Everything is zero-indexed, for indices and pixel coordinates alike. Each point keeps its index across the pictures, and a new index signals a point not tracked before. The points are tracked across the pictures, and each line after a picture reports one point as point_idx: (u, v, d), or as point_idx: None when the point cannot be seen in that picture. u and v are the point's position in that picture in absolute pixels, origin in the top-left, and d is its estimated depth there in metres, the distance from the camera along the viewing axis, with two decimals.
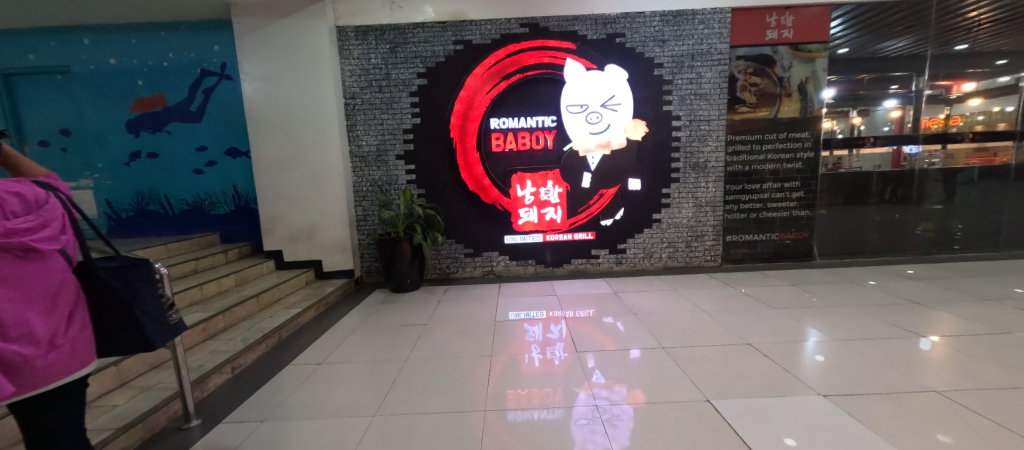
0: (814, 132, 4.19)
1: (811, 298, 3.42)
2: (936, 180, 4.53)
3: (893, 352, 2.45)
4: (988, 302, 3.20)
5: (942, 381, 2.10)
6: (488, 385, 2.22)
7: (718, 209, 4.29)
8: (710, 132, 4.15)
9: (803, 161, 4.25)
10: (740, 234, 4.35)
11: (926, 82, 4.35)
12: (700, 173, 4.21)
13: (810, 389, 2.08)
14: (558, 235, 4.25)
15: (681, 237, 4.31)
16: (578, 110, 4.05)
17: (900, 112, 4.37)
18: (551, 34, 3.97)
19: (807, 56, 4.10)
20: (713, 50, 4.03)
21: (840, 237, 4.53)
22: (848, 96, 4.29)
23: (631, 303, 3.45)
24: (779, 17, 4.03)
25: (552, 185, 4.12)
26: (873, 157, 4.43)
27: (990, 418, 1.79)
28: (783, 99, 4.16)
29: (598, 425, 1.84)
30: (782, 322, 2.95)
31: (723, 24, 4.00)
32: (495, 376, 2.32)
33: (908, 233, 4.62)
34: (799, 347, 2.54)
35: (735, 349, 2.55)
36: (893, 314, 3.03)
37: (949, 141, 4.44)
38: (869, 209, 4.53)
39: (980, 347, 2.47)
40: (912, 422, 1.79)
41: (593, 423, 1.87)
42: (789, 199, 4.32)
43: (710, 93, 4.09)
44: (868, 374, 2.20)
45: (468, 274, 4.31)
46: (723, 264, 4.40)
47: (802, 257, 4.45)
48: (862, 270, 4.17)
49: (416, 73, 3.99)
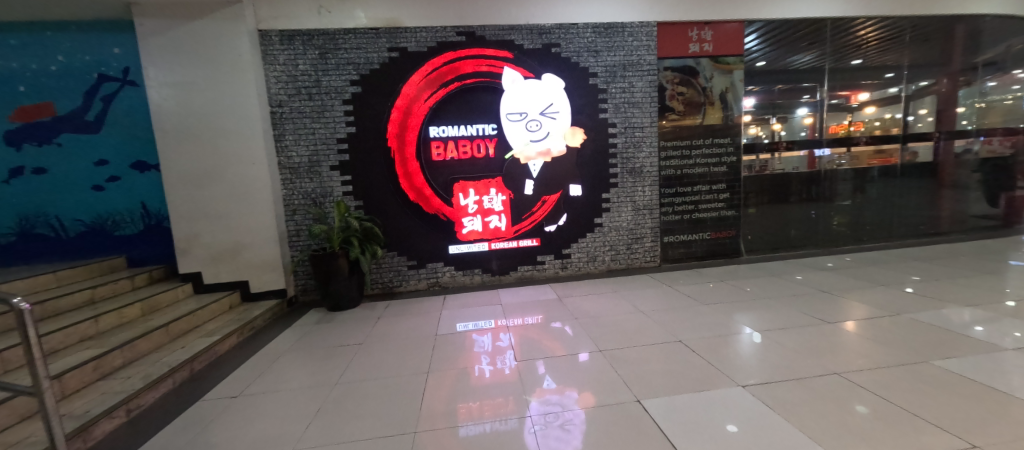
0: (735, 138, 4.53)
1: (739, 292, 3.66)
2: (843, 180, 5.06)
3: (807, 339, 2.66)
4: (883, 289, 3.59)
5: (848, 364, 2.31)
6: (440, 401, 2.13)
7: (654, 212, 4.48)
8: (643, 138, 4.35)
9: (727, 165, 4.57)
10: (675, 235, 4.58)
11: (828, 93, 4.86)
12: (637, 178, 4.39)
13: (734, 381, 2.19)
14: (503, 243, 4.23)
15: (622, 240, 4.46)
16: (517, 118, 4.09)
17: (811, 119, 4.85)
18: (487, 43, 3.98)
19: (727, 68, 4.43)
20: (642, 62, 4.24)
21: (765, 234, 4.91)
22: (766, 105, 4.69)
23: (577, 308, 3.48)
24: (699, 32, 4.34)
25: (495, 193, 4.11)
26: (792, 160, 4.86)
27: (882, 396, 1.98)
28: (707, 107, 4.47)
29: (552, 431, 1.83)
30: (714, 317, 3.12)
31: (650, 37, 4.23)
32: (448, 390, 2.24)
33: (821, 228, 5.10)
34: (728, 341, 2.70)
35: (671, 347, 2.65)
36: (809, 304, 3.30)
37: (851, 144, 4.98)
38: (789, 207, 4.96)
39: (878, 329, 2.75)
40: (824, 404, 1.94)
41: (546, 428, 1.86)
42: (717, 201, 4.61)
43: (642, 102, 4.29)
44: (786, 361, 2.37)
45: (412, 287, 4.17)
46: (662, 264, 4.60)
47: (732, 254, 4.77)
48: (782, 264, 4.54)
49: (350, 80, 3.83)
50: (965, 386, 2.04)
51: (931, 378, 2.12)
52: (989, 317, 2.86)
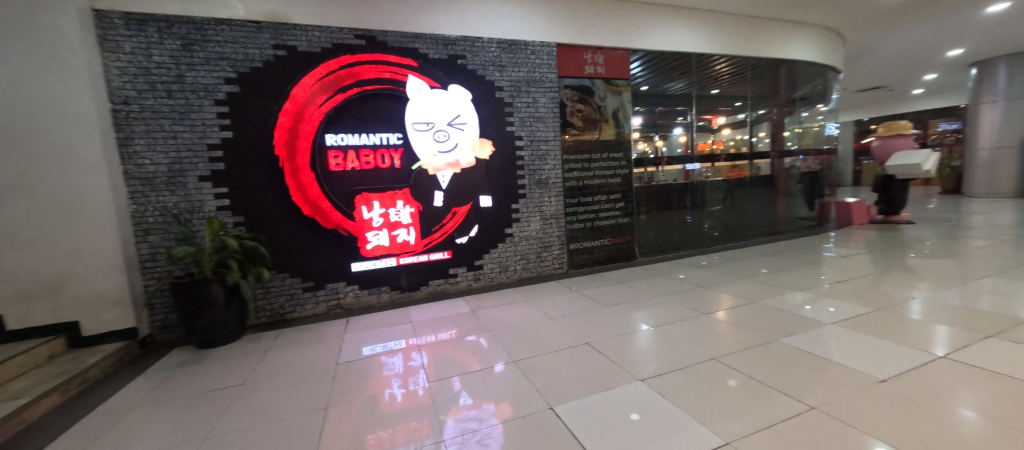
0: (626, 153, 5.02)
1: (635, 292, 4.02)
2: (711, 189, 5.92)
3: (690, 329, 3.01)
4: (744, 280, 4.26)
5: (722, 349, 2.65)
6: (344, 436, 1.91)
7: (560, 220, 4.70)
8: (548, 151, 4.55)
9: (621, 177, 5.03)
10: (580, 242, 4.86)
11: (696, 115, 5.66)
12: (543, 189, 4.57)
13: (636, 376, 2.36)
14: (412, 258, 4.04)
15: (532, 248, 4.59)
16: (424, 128, 3.97)
17: (684, 137, 5.59)
18: (389, 49, 3.81)
19: (617, 90, 4.91)
20: (544, 79, 4.46)
21: (654, 238, 5.49)
22: (650, 124, 5.28)
23: (490, 320, 3.45)
24: (593, 55, 4.73)
25: (402, 205, 3.92)
26: (671, 172, 5.53)
27: (750, 375, 2.31)
28: (602, 124, 4.87)
29: None
30: (615, 317, 3.35)
31: (550, 56, 4.48)
32: (355, 423, 2.03)
33: (697, 231, 5.88)
34: (628, 338, 2.91)
35: (580, 350, 2.77)
36: (691, 298, 3.75)
37: (715, 160, 5.86)
38: (672, 213, 5.62)
39: (742, 316, 3.24)
40: (708, 389, 2.18)
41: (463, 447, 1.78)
42: (614, 209, 5.03)
43: (546, 116, 4.50)
44: (677, 352, 2.64)
45: (308, 312, 3.73)
46: (569, 270, 4.83)
47: (629, 257, 5.22)
48: (669, 264, 5.11)
49: (224, 78, 3.33)
50: (804, 357, 2.49)
51: (781, 353, 2.56)
52: (815, 298, 3.57)
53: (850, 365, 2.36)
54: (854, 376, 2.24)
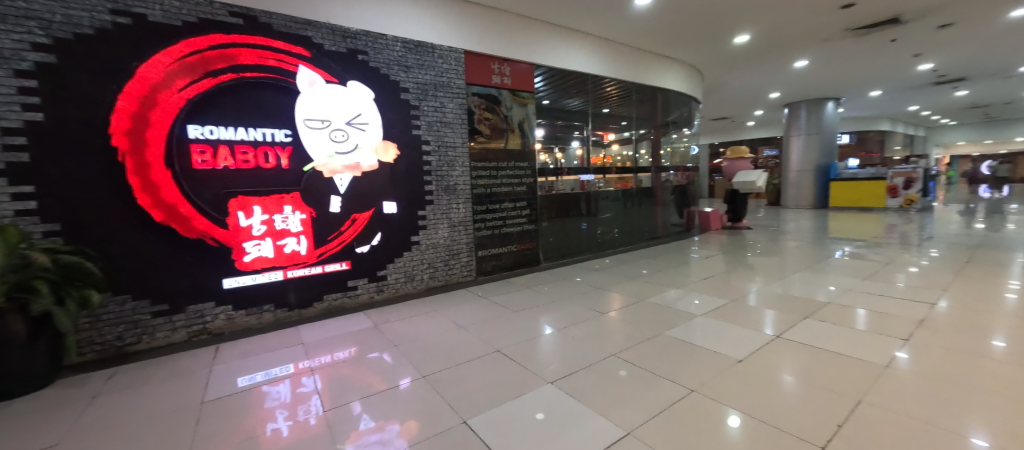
0: (531, 162, 5.21)
1: (539, 296, 4.16)
2: (604, 199, 6.47)
3: (590, 329, 3.21)
4: (632, 281, 4.72)
5: (618, 346, 2.87)
6: None
7: (468, 228, 4.65)
8: (456, 158, 4.48)
9: (526, 185, 5.19)
10: (488, 249, 4.87)
11: (591, 131, 6.12)
12: (451, 196, 4.47)
13: (545, 380, 2.41)
14: (303, 270, 3.59)
15: (440, 257, 4.44)
16: (318, 125, 3.59)
17: (581, 151, 6.02)
18: (275, 34, 3.37)
19: (523, 101, 5.08)
20: (452, 84, 4.40)
21: (557, 243, 5.78)
22: (550, 137, 5.58)
23: (395, 334, 3.22)
24: (499, 66, 4.82)
25: (291, 211, 3.48)
26: (570, 182, 5.89)
27: (643, 368, 2.53)
28: (509, 134, 4.98)
29: None
30: (522, 322, 3.41)
31: (458, 62, 4.43)
32: None
33: (593, 237, 6.35)
34: (535, 342, 2.98)
35: (489, 358, 2.73)
36: (589, 299, 4.02)
37: (607, 172, 6.43)
38: (571, 220, 5.99)
39: (633, 314, 3.56)
40: (609, 386, 2.32)
41: None
42: (521, 216, 5.17)
43: (453, 122, 4.43)
44: (580, 352, 2.78)
45: (161, 342, 3.04)
46: (477, 277, 4.80)
47: (534, 263, 5.40)
48: (570, 268, 5.42)
49: (32, 43, 2.58)
50: (683, 346, 2.83)
51: (666, 345, 2.87)
52: (688, 294, 4.11)
53: (717, 349, 2.76)
54: (721, 359, 2.62)
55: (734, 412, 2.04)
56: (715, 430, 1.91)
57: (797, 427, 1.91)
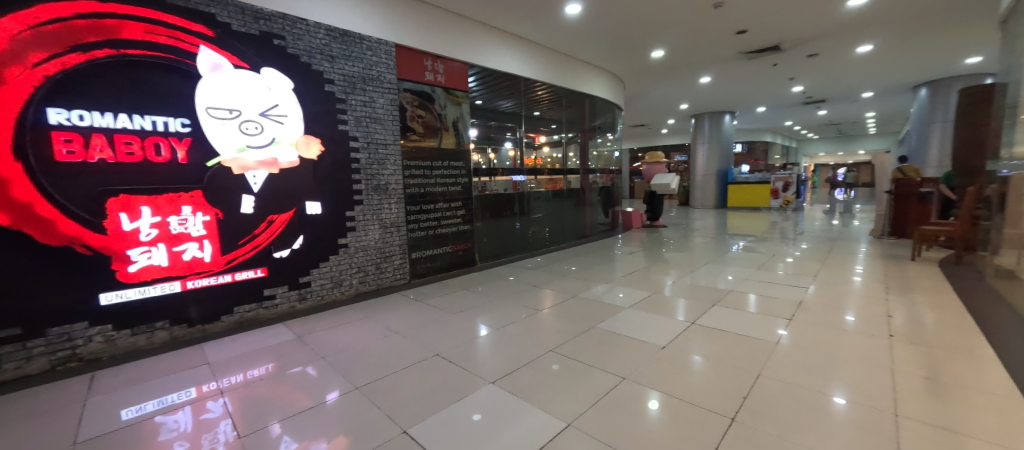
0: (466, 162, 5.15)
1: (474, 296, 4.14)
2: (536, 199, 6.62)
3: (526, 328, 3.24)
4: (564, 278, 4.90)
5: (554, 341, 2.95)
6: None
7: (401, 229, 4.45)
8: (387, 156, 4.26)
9: (461, 185, 5.12)
10: (422, 250, 4.71)
11: (523, 132, 6.25)
12: (382, 195, 4.24)
13: (485, 380, 2.39)
14: (207, 279, 3.17)
15: (370, 260, 4.19)
16: (225, 115, 3.19)
17: (513, 152, 6.11)
18: (169, 7, 2.92)
19: (457, 100, 5.00)
20: (382, 78, 4.18)
21: (492, 243, 5.79)
22: (484, 137, 5.57)
23: (320, 344, 2.96)
24: (433, 63, 4.69)
25: (191, 212, 3.07)
26: (503, 183, 5.93)
27: (579, 360, 2.62)
28: (443, 132, 4.87)
29: None
30: (459, 324, 3.35)
31: (388, 56, 4.22)
32: None
33: (526, 236, 6.46)
34: (473, 344, 2.94)
35: (426, 363, 2.63)
36: (524, 297, 4.09)
37: (538, 173, 6.58)
38: (505, 220, 6.04)
39: (566, 309, 3.69)
40: (547, 381, 2.37)
41: None
42: (456, 217, 5.08)
43: (384, 118, 4.21)
44: (517, 350, 2.81)
45: (11, 375, 2.47)
46: (411, 280, 4.61)
47: (470, 263, 5.34)
48: (505, 268, 5.46)
49: None
50: (612, 337, 2.99)
51: (596, 337, 3.01)
52: (614, 288, 4.38)
53: (642, 338, 2.97)
54: (646, 346, 2.82)
55: (658, 394, 2.20)
56: (642, 412, 2.04)
57: (712, 402, 2.11)
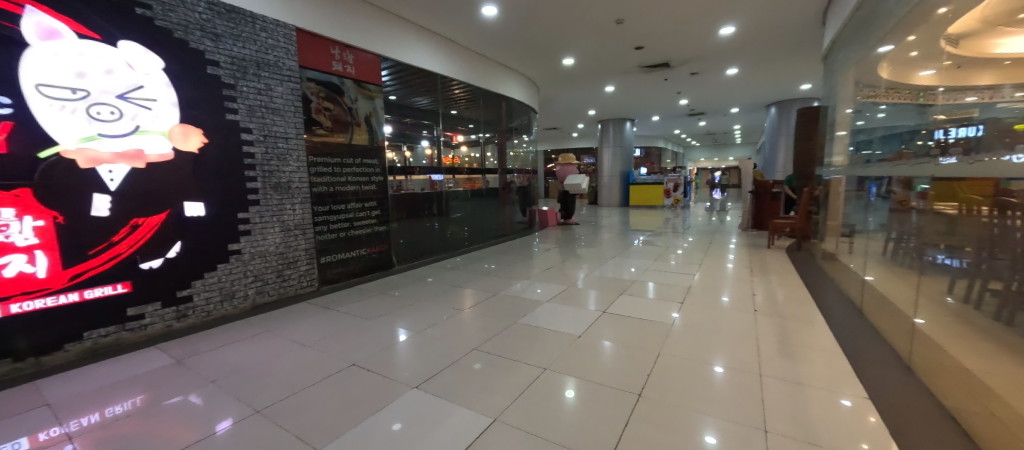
0: (381, 160, 4.88)
1: (392, 301, 3.94)
2: (455, 199, 6.53)
3: (448, 329, 3.18)
4: (484, 276, 4.92)
5: (477, 340, 2.94)
6: None
7: (307, 231, 4.04)
8: (288, 151, 3.84)
9: (376, 184, 4.83)
10: (332, 254, 4.34)
11: (440, 131, 6.12)
12: (284, 195, 3.81)
13: (408, 386, 2.28)
14: (42, 300, 2.55)
15: (269, 267, 3.74)
16: (65, 94, 2.59)
17: (430, 150, 5.96)
18: None
19: (369, 94, 4.71)
20: (281, 64, 3.75)
21: (409, 244, 5.57)
22: (399, 134, 5.33)
23: (208, 367, 2.55)
24: (341, 52, 4.35)
25: (16, 216, 2.44)
26: (420, 182, 5.74)
27: (503, 356, 2.65)
28: (354, 127, 4.54)
29: None
30: (375, 330, 3.15)
31: (288, 40, 3.80)
32: None
33: (445, 236, 6.34)
34: (393, 350, 2.79)
35: (341, 375, 2.43)
36: (445, 298, 4.01)
37: (457, 172, 6.49)
38: (423, 220, 5.86)
39: (487, 307, 3.71)
40: (471, 380, 2.34)
41: None
42: (370, 217, 4.78)
43: (283, 109, 3.78)
44: (440, 352, 2.74)
45: None
46: (320, 287, 4.22)
47: (386, 266, 5.07)
48: (424, 269, 5.29)
49: None
50: (532, 331, 3.08)
51: (517, 332, 3.08)
52: (532, 284, 4.52)
53: (559, 329, 3.10)
54: (563, 337, 2.95)
55: (577, 381, 2.31)
56: (566, 400, 2.13)
57: (624, 383, 2.29)
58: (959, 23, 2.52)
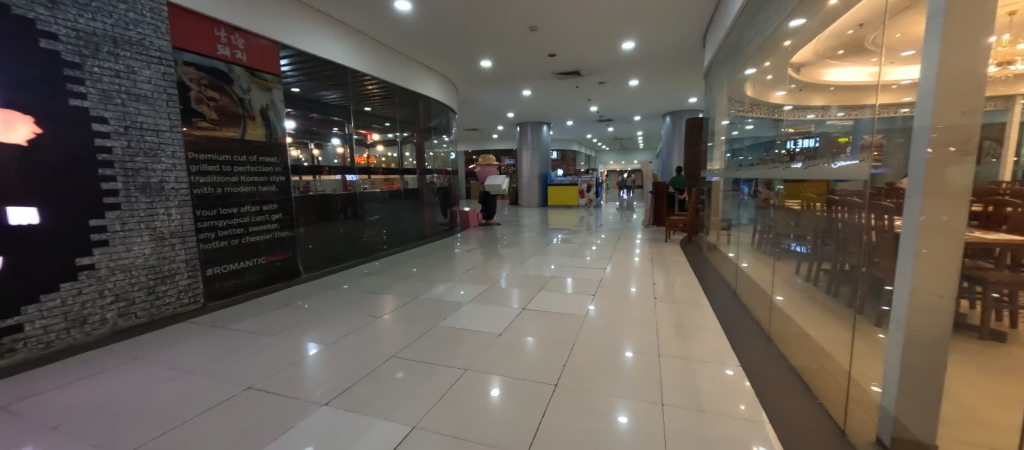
0: (282, 158, 4.41)
1: (299, 313, 3.59)
2: (371, 200, 6.17)
3: (362, 338, 2.99)
4: (403, 281, 4.74)
5: (395, 347, 2.81)
6: None
7: (188, 239, 3.50)
8: (160, 146, 3.29)
9: (276, 185, 4.36)
10: (222, 265, 3.81)
11: (352, 128, 5.75)
12: (154, 197, 3.25)
13: (316, 404, 2.10)
14: None
15: (137, 283, 3.17)
16: None
17: (342, 149, 5.58)
18: None
19: (264, 84, 4.25)
20: (147, 44, 3.20)
21: (318, 250, 5.13)
22: (304, 130, 4.88)
23: (47, 410, 2.07)
24: (228, 35, 3.85)
25: None
26: (331, 182, 5.33)
27: (423, 361, 2.57)
28: (246, 121, 4.05)
29: None
30: (277, 347, 2.83)
31: (156, 16, 3.26)
32: None
33: (361, 240, 5.96)
34: (299, 366, 2.54)
35: (233, 401, 2.14)
36: (360, 306, 3.76)
37: (372, 173, 6.13)
38: (334, 224, 5.45)
39: (408, 312, 3.57)
40: (389, 389, 2.24)
41: None
42: (269, 222, 4.29)
43: (152, 96, 3.23)
44: (354, 363, 2.56)
45: None
46: (207, 303, 3.68)
47: (291, 275, 4.61)
48: (336, 277, 4.91)
49: None
50: (453, 333, 3.04)
51: (438, 335, 3.02)
52: (453, 285, 4.47)
53: (482, 329, 3.11)
54: (485, 336, 2.96)
55: (496, 379, 2.34)
56: (488, 399, 2.13)
57: (543, 375, 2.37)
58: (800, 53, 3.12)
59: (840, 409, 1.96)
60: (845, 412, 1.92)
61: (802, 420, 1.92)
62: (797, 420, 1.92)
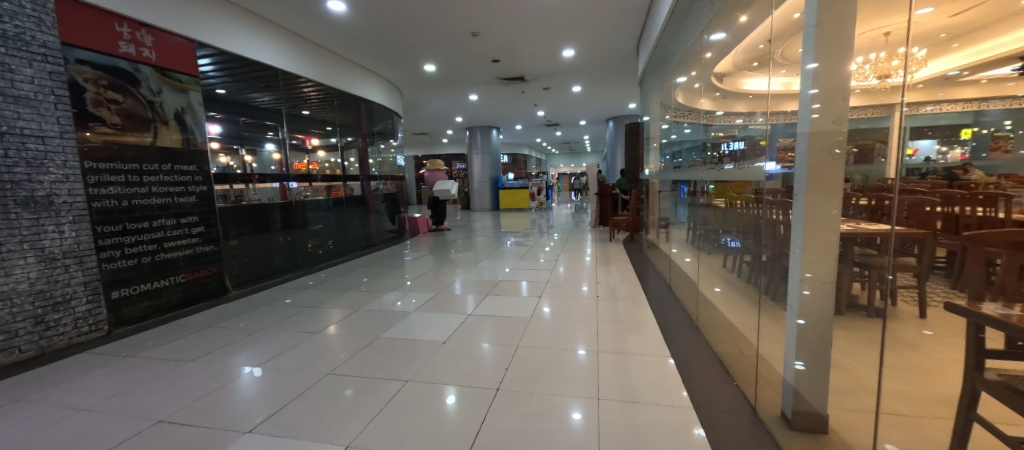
0: (202, 165, 4.05)
1: (227, 333, 3.30)
2: (313, 209, 5.84)
3: (299, 355, 2.80)
4: (348, 292, 4.52)
5: (336, 362, 2.68)
6: None
7: (88, 259, 3.11)
8: (47, 154, 2.90)
9: (196, 195, 3.99)
10: (132, 286, 3.43)
11: (288, 133, 5.43)
12: (41, 213, 2.86)
13: (240, 431, 1.95)
14: None
15: (19, 313, 2.77)
16: None
17: (279, 155, 5.24)
18: None
19: (178, 85, 3.88)
20: (28, 39, 2.81)
21: (252, 264, 4.76)
22: (233, 135, 4.55)
23: None
24: (132, 31, 3.48)
25: None
26: (266, 190, 5.00)
27: (364, 376, 2.47)
28: (158, 125, 3.68)
29: None
30: (198, 373, 2.59)
31: (39, 7, 2.87)
32: None
33: (303, 251, 5.62)
34: (224, 391, 2.34)
35: (141, 437, 1.94)
36: (299, 322, 3.54)
37: (312, 180, 5.83)
38: (271, 235, 5.09)
39: (353, 324, 3.42)
40: (325, 409, 2.13)
41: None
42: (189, 236, 3.93)
43: (35, 98, 2.85)
44: (288, 383, 2.41)
45: None
46: (113, 330, 3.29)
47: (218, 293, 4.23)
48: (271, 291, 4.58)
49: None
50: (398, 344, 2.95)
51: (384, 346, 2.92)
52: (403, 294, 4.33)
53: (431, 338, 3.04)
54: (432, 344, 2.91)
55: (439, 387, 2.31)
56: (429, 408, 2.10)
57: (489, 380, 2.37)
58: (722, 64, 3.38)
59: (752, 389, 2.15)
60: (756, 391, 2.11)
61: (722, 402, 2.08)
62: (717, 403, 2.07)
